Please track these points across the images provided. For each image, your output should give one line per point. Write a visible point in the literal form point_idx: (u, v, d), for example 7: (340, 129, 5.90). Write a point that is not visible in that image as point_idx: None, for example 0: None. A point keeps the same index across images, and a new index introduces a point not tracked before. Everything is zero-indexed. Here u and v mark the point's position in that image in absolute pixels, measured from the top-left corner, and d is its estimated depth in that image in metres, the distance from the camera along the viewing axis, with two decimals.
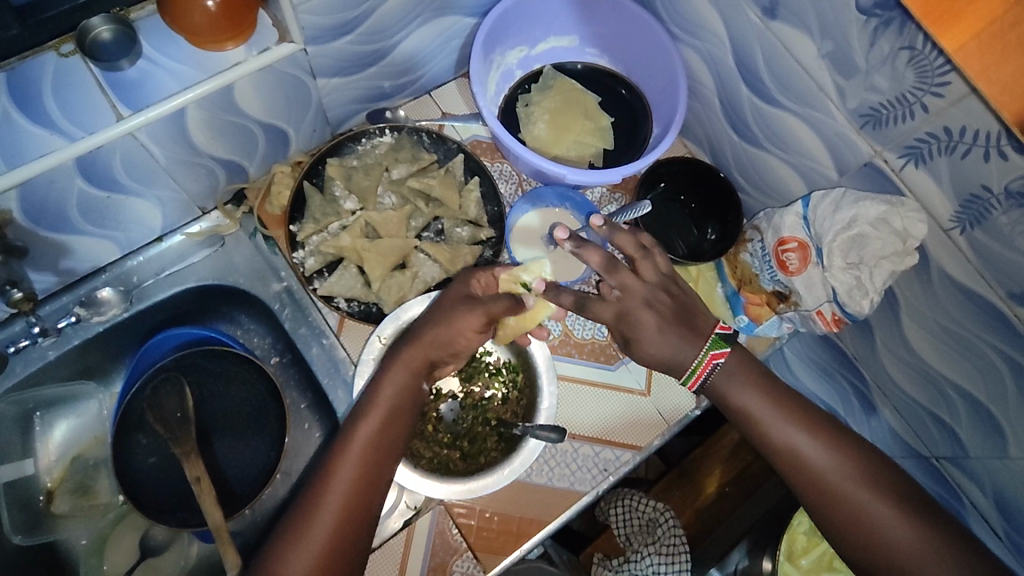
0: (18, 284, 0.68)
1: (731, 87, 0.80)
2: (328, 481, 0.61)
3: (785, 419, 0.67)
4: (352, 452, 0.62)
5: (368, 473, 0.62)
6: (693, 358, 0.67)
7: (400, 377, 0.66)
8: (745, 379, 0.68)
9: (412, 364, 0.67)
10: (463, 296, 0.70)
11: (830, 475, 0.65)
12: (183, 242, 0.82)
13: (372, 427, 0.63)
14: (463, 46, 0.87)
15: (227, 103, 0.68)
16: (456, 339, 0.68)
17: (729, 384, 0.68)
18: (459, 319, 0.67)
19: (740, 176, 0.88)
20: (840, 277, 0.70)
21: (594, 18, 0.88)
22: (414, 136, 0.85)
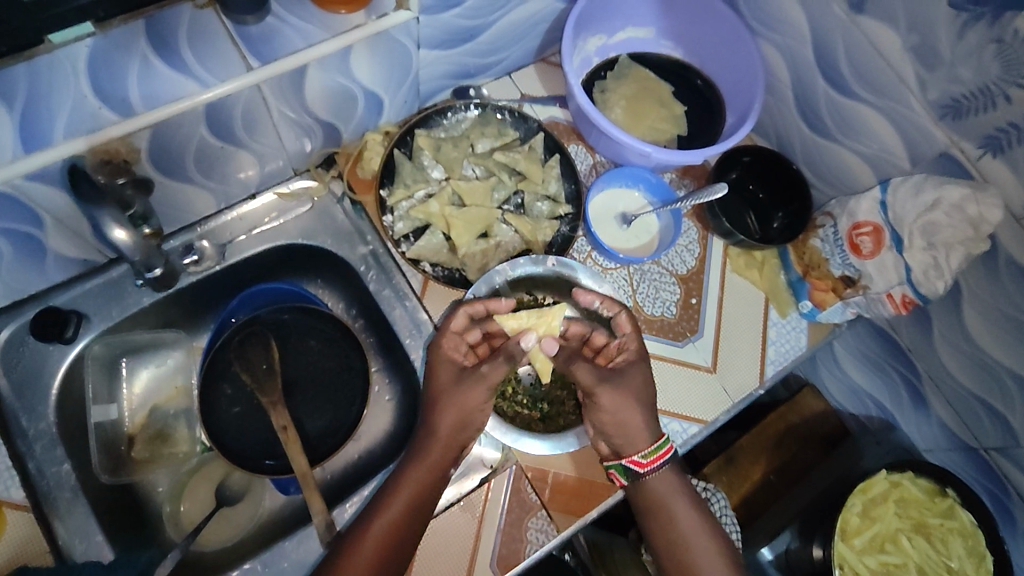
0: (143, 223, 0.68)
1: (807, 80, 0.85)
2: (344, 564, 0.67)
3: (697, 527, 0.74)
4: (367, 544, 0.67)
5: (387, 556, 0.67)
6: (644, 446, 0.73)
7: (424, 470, 0.71)
8: (680, 493, 0.76)
9: (432, 461, 0.71)
10: (455, 371, 0.74)
11: None
12: (275, 201, 0.85)
13: (394, 512, 0.69)
14: (548, 31, 0.91)
15: (342, 66, 0.72)
16: (461, 421, 0.72)
17: (667, 489, 0.75)
18: (464, 395, 0.72)
19: (806, 168, 0.92)
20: (919, 257, 0.73)
21: (674, 11, 0.92)
22: (498, 114, 0.89)
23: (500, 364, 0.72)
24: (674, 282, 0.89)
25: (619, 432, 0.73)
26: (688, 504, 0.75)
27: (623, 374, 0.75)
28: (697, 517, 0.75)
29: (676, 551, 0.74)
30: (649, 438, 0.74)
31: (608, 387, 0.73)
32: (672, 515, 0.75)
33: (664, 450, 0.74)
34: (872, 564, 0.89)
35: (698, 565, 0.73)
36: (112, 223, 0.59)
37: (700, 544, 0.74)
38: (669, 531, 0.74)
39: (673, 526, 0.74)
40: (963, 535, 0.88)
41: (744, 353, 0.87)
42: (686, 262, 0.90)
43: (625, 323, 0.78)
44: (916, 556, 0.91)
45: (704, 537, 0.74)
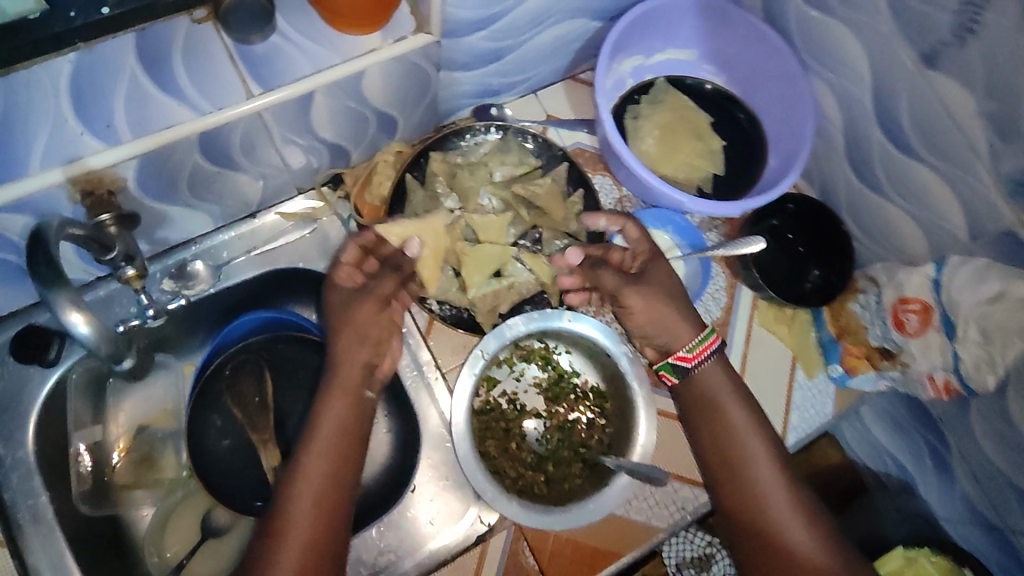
0: (131, 260, 0.64)
1: (862, 129, 0.76)
2: (280, 527, 0.60)
3: (747, 428, 0.69)
4: (297, 497, 0.61)
5: (326, 504, 0.61)
6: (687, 341, 0.72)
7: (335, 413, 0.65)
8: (729, 387, 0.71)
9: (339, 403, 0.66)
10: (344, 298, 0.70)
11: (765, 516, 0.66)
12: (276, 221, 0.80)
13: (316, 462, 0.63)
14: (580, 49, 0.83)
15: (353, 90, 0.65)
16: (364, 340, 0.68)
17: (716, 379, 0.71)
18: (358, 335, 0.68)
19: (848, 219, 0.83)
20: (971, 350, 0.66)
21: (719, 35, 0.84)
22: (519, 138, 0.82)
23: (388, 274, 0.71)
24: None
25: (660, 328, 0.72)
26: (741, 405, 0.70)
27: (645, 273, 0.73)
28: (748, 413, 0.70)
29: (744, 500, 0.67)
30: (693, 331, 0.72)
31: (633, 287, 0.72)
32: (721, 408, 0.70)
33: (709, 340, 0.72)
34: None
35: (743, 456, 0.68)
36: (66, 307, 0.48)
37: (750, 438, 0.69)
38: (713, 419, 0.70)
39: (719, 415, 0.70)
40: None
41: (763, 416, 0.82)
42: (710, 312, 0.83)
43: (633, 232, 0.75)
44: None
45: (766, 437, 0.69)
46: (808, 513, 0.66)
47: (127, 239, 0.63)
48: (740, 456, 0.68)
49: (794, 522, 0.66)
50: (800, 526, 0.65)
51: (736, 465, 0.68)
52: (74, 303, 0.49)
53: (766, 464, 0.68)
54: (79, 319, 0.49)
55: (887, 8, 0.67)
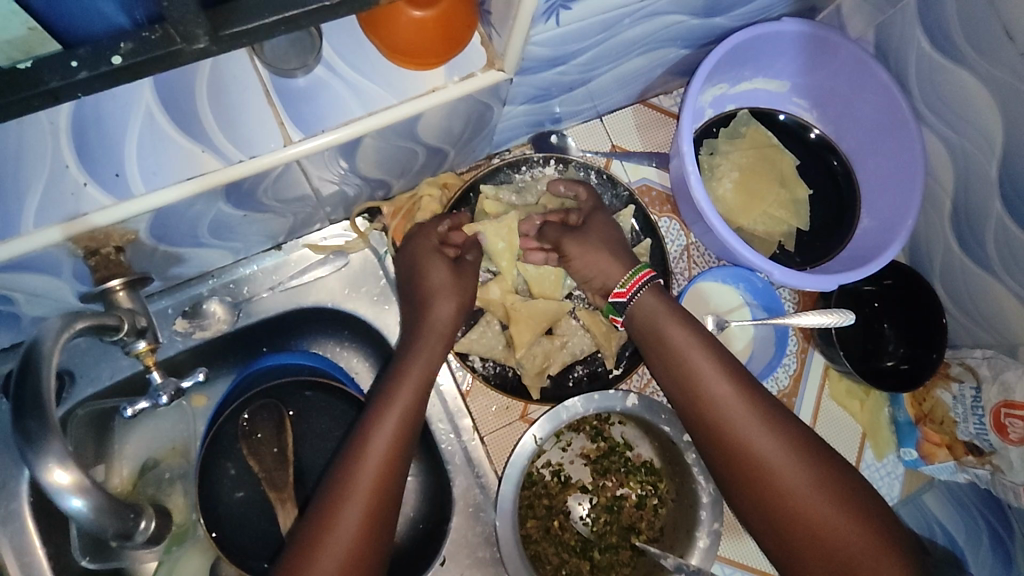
0: (142, 334, 0.55)
1: (978, 197, 0.67)
2: (358, 452, 0.55)
3: (700, 350, 0.60)
4: (380, 426, 0.56)
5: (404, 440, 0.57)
6: (619, 275, 0.65)
7: (424, 355, 0.62)
8: (667, 310, 0.62)
9: (430, 346, 0.63)
10: (450, 278, 0.65)
11: (737, 443, 0.56)
12: (304, 254, 0.71)
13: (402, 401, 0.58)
14: (658, 76, 0.72)
15: (405, 130, 0.55)
16: (461, 306, 0.65)
17: (653, 305, 0.62)
18: (461, 287, 0.65)
19: (940, 287, 0.74)
20: None
21: (820, 68, 0.74)
22: (581, 171, 0.73)
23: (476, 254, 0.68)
24: None
25: (596, 272, 0.66)
26: (685, 326, 0.61)
27: (587, 223, 0.68)
28: (697, 334, 0.61)
29: (709, 417, 0.57)
30: (625, 265, 0.66)
31: (572, 237, 0.66)
32: (662, 332, 0.61)
33: (643, 272, 0.64)
34: None
35: (700, 381, 0.58)
36: (46, 467, 0.40)
37: (703, 363, 0.59)
38: (661, 349, 0.61)
39: (664, 342, 0.61)
40: None
41: None
42: (778, 382, 0.76)
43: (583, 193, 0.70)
44: None
45: (714, 347, 0.60)
46: (786, 435, 0.56)
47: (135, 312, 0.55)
48: (697, 385, 0.58)
49: (774, 447, 0.55)
50: (781, 449, 0.55)
51: (695, 396, 0.58)
52: (56, 461, 0.41)
53: (726, 390, 0.58)
54: (64, 479, 0.41)
55: None
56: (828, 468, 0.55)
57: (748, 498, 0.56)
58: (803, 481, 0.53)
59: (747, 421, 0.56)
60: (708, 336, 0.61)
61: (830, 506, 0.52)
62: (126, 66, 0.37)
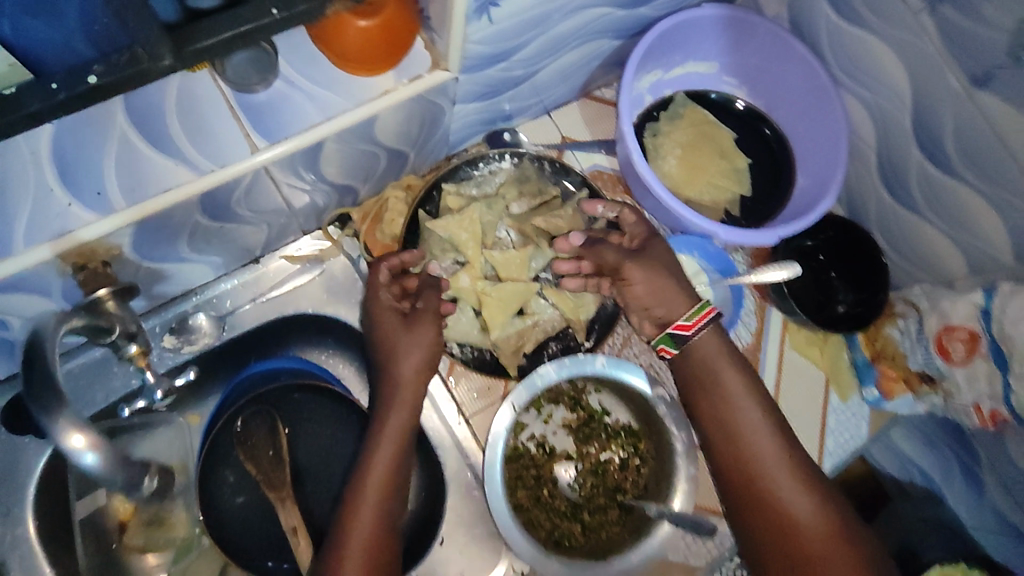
0: (133, 337, 0.60)
1: (898, 147, 0.73)
2: (347, 532, 0.58)
3: (750, 407, 0.62)
4: (366, 500, 0.59)
5: (386, 507, 0.60)
6: (685, 308, 0.65)
7: (397, 418, 0.64)
8: (726, 357, 0.64)
9: (406, 405, 0.64)
10: (399, 318, 0.66)
11: (769, 490, 0.59)
12: (282, 265, 0.75)
13: (379, 467, 0.61)
14: (597, 68, 0.78)
15: (365, 133, 0.60)
16: (427, 364, 0.65)
17: (711, 351, 0.64)
18: (421, 338, 0.65)
19: (879, 236, 0.80)
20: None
21: (742, 47, 0.80)
22: (536, 163, 0.78)
23: (432, 294, 0.68)
24: None
25: (657, 299, 0.65)
26: (739, 379, 0.63)
27: (645, 247, 0.68)
28: (748, 389, 0.63)
29: (744, 463, 0.60)
30: (688, 299, 0.65)
31: (633, 261, 0.66)
32: (717, 381, 0.63)
33: (708, 309, 0.64)
34: None
35: (744, 434, 0.61)
36: (65, 430, 0.42)
37: (751, 416, 0.62)
38: (706, 397, 0.63)
39: (717, 392, 0.63)
40: None
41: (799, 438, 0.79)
42: (740, 339, 0.80)
43: (630, 216, 0.71)
44: None
45: (764, 406, 0.62)
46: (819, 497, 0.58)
47: (127, 316, 0.59)
48: (740, 437, 0.61)
49: (806, 509, 0.58)
50: (810, 507, 0.58)
51: (737, 445, 0.61)
52: (73, 424, 0.43)
53: (770, 446, 0.60)
54: (80, 442, 0.43)
55: (935, 27, 0.63)
56: (851, 529, 0.58)
57: (761, 544, 0.59)
58: (819, 536, 0.57)
59: (781, 475, 0.59)
60: (762, 393, 0.63)
61: (806, 497, 0.58)
62: (100, 85, 0.42)
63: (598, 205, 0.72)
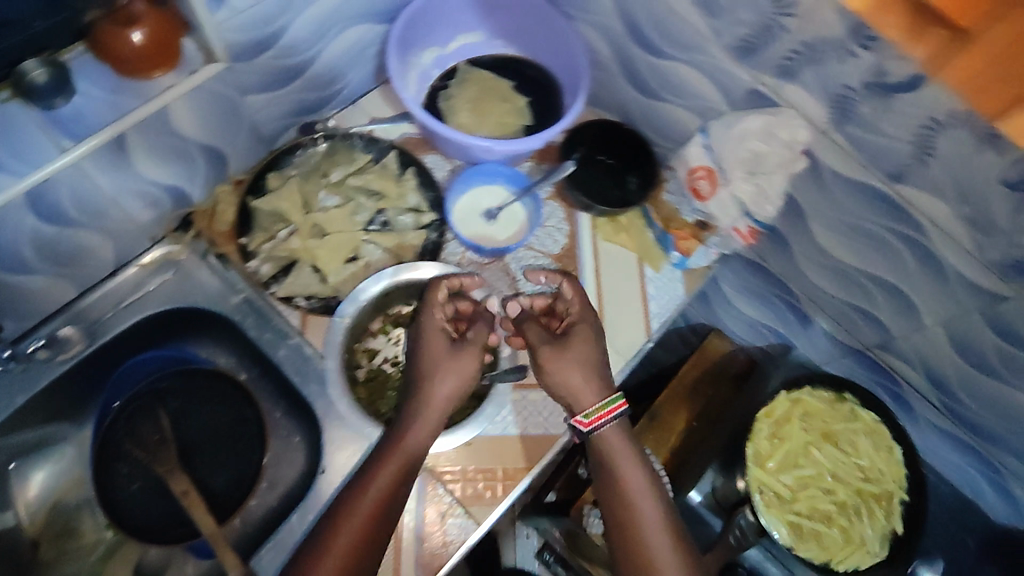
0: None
1: (625, 49, 0.91)
2: (329, 543, 0.63)
3: (650, 502, 0.68)
4: (355, 517, 0.65)
5: (374, 525, 0.65)
6: (590, 404, 0.72)
7: (412, 441, 0.70)
8: (633, 456, 0.71)
9: (429, 422, 0.71)
10: (447, 342, 0.75)
11: (651, 565, 0.65)
12: (138, 273, 0.85)
13: (379, 486, 0.67)
14: (379, 54, 0.94)
15: (165, 127, 0.73)
16: (461, 388, 0.73)
17: (617, 444, 0.72)
18: (460, 368, 0.73)
19: (648, 128, 0.97)
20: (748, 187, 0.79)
21: (494, 13, 0.97)
22: (347, 141, 0.91)
23: (480, 327, 0.77)
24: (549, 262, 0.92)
25: (567, 391, 0.73)
26: (640, 469, 0.70)
27: (569, 332, 0.77)
28: (652, 489, 0.70)
29: (625, 506, 0.68)
30: (598, 394, 0.73)
31: (548, 346, 0.75)
32: (621, 471, 0.70)
33: (616, 404, 0.72)
34: (788, 480, 0.91)
35: (636, 501, 0.68)
36: None
37: (649, 516, 0.67)
38: (608, 474, 0.70)
39: (622, 489, 0.69)
40: (867, 432, 0.92)
41: (626, 310, 0.90)
42: (556, 241, 0.93)
43: (568, 291, 0.80)
44: (828, 464, 0.93)
45: (662, 503, 0.69)
46: None
47: None
48: (629, 499, 0.68)
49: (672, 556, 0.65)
50: None
51: (630, 522, 0.67)
52: None
53: (655, 526, 0.67)
54: None
55: None
56: None
57: None
58: None
59: (657, 518, 0.67)
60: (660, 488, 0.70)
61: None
62: None
63: (552, 274, 0.82)
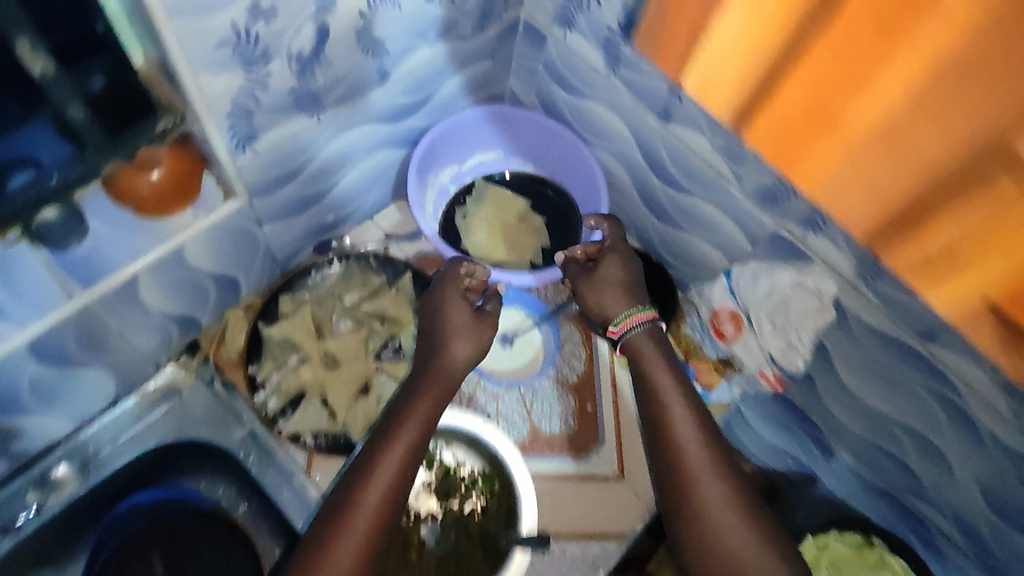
0: None
1: (644, 178, 0.89)
2: (360, 494, 0.59)
3: (710, 466, 0.63)
4: (360, 510, 0.58)
5: (389, 517, 0.59)
6: (619, 313, 0.75)
7: (425, 405, 0.66)
8: (693, 421, 0.66)
9: (437, 392, 0.68)
10: (469, 316, 0.74)
11: (710, 525, 0.61)
12: (137, 402, 0.82)
13: (389, 468, 0.60)
14: (397, 174, 0.94)
15: (177, 263, 0.70)
16: (473, 337, 0.72)
17: (654, 368, 0.71)
18: (476, 333, 0.72)
19: (666, 253, 0.95)
20: None
21: (513, 135, 0.98)
22: (362, 260, 0.89)
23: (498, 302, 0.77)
24: (567, 393, 0.89)
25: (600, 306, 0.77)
26: (698, 433, 0.66)
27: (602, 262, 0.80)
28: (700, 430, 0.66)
29: (676, 459, 0.64)
30: (627, 305, 0.76)
31: (584, 278, 0.79)
32: (671, 431, 0.66)
33: (645, 313, 0.75)
34: None
35: (697, 483, 0.63)
36: None
37: (694, 452, 0.64)
38: (658, 430, 0.67)
39: (664, 429, 0.67)
40: None
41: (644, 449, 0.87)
42: (574, 369, 0.91)
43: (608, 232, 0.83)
44: None
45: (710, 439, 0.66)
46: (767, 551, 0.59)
47: None
48: (683, 461, 0.64)
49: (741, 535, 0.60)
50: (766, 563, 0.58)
51: (670, 450, 0.65)
52: None
53: (718, 505, 0.61)
54: None
55: (621, 84, 0.80)
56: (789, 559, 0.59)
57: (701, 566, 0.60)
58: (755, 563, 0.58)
59: (728, 514, 0.61)
60: (712, 433, 0.66)
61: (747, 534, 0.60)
62: None
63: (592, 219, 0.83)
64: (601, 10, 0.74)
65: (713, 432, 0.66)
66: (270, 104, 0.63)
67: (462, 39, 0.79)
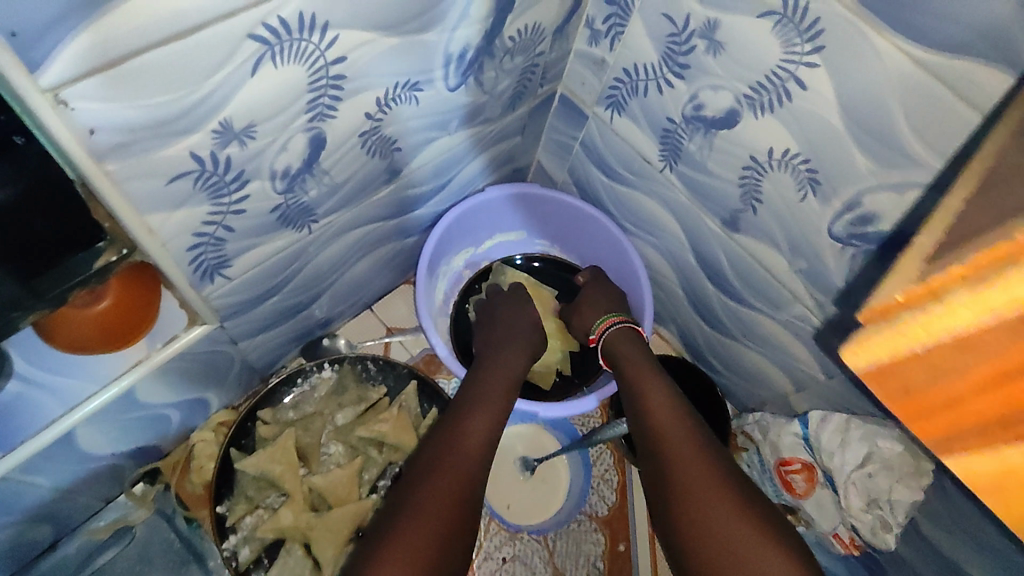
0: None
1: (696, 281, 0.75)
2: (422, 490, 0.51)
3: (681, 422, 0.58)
4: (436, 499, 0.50)
5: (463, 499, 0.52)
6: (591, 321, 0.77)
7: (488, 415, 0.61)
8: (655, 380, 0.64)
9: (496, 404, 0.63)
10: (523, 349, 0.73)
11: (685, 485, 0.52)
12: (85, 542, 0.69)
13: (463, 467, 0.54)
14: (402, 261, 0.80)
15: (128, 404, 0.56)
16: (524, 350, 0.73)
17: (640, 371, 0.66)
18: (519, 345, 0.73)
19: (713, 358, 0.82)
20: (861, 517, 0.64)
21: (538, 215, 0.84)
22: (357, 365, 0.75)
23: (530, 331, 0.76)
24: (596, 527, 0.77)
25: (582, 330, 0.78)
26: (663, 396, 0.62)
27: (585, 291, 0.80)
28: (670, 395, 0.62)
29: (654, 428, 0.58)
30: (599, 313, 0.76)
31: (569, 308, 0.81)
32: (641, 390, 0.63)
33: (612, 317, 0.75)
34: None
35: (668, 446, 0.56)
36: None
37: (661, 415, 0.60)
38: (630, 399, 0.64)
39: (637, 400, 0.63)
40: None
41: None
42: (604, 499, 0.78)
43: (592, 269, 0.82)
44: None
45: (685, 411, 0.60)
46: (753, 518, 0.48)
47: None
48: (646, 420, 0.60)
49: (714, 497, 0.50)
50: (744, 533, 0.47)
51: (659, 427, 0.58)
52: None
53: (695, 474, 0.52)
54: None
55: (678, 181, 0.65)
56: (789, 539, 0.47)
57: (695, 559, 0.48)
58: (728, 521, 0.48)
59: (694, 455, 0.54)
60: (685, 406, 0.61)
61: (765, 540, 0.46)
62: None
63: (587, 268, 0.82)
64: (662, 97, 0.60)
65: (685, 402, 0.61)
66: (247, 228, 0.49)
67: (488, 121, 0.65)
